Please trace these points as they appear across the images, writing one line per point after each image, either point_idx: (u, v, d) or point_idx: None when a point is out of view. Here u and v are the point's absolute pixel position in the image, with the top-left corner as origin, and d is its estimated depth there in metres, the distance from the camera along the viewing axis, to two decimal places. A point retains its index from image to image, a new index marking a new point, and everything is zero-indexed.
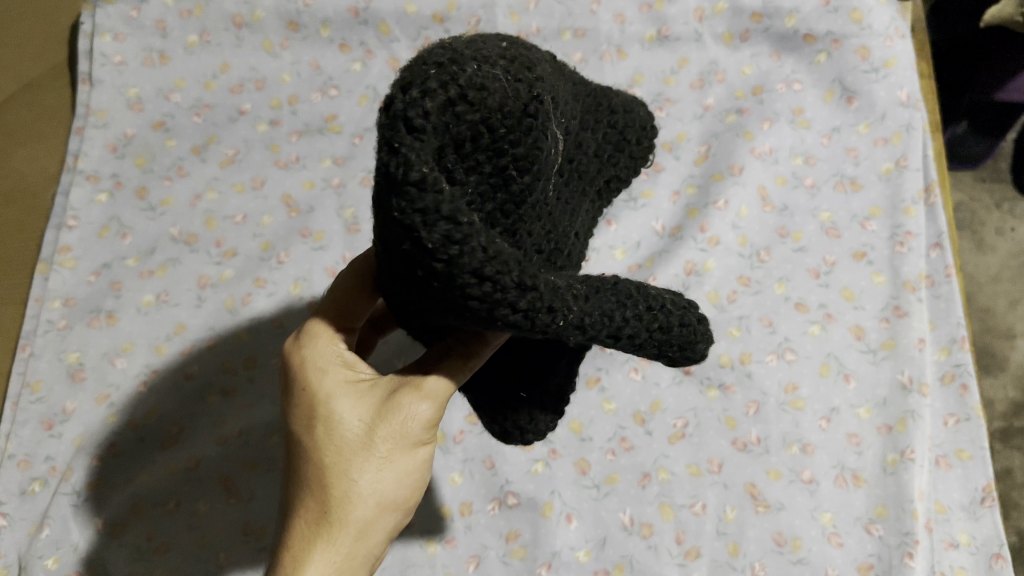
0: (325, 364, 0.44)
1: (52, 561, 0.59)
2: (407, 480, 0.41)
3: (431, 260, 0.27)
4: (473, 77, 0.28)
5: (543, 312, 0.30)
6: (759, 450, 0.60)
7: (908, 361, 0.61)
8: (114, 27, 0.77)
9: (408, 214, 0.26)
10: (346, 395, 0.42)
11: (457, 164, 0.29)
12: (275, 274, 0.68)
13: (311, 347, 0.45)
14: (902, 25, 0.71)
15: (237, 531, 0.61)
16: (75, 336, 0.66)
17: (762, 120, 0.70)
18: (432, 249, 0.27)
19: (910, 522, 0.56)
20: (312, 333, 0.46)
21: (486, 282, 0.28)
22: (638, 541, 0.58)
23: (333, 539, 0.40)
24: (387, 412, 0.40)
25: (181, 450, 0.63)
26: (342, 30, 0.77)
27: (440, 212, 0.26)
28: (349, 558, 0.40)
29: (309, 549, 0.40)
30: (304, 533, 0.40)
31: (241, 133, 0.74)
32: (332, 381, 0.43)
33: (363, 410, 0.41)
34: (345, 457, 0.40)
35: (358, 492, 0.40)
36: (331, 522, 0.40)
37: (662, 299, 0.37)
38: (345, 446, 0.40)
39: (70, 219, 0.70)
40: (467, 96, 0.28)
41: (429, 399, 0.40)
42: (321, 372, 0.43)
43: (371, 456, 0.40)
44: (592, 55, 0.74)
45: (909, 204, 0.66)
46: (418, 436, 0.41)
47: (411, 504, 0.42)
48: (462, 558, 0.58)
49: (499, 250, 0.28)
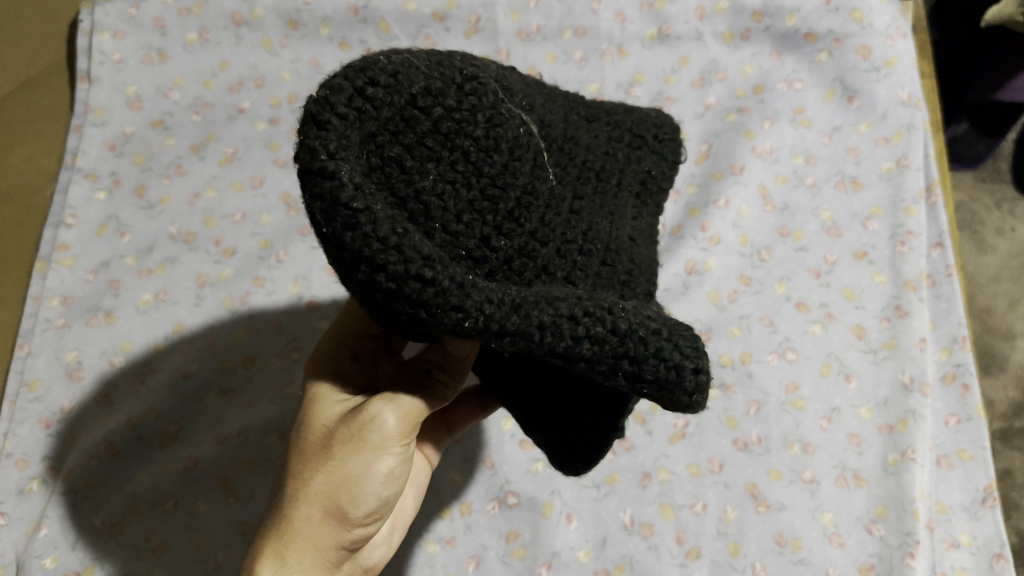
0: (322, 368, 0.46)
1: (50, 561, 0.59)
2: (357, 491, 0.41)
3: (330, 247, 0.30)
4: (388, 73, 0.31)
5: (444, 310, 0.30)
6: (760, 450, 0.59)
7: (909, 361, 0.60)
8: (113, 24, 0.77)
9: (312, 201, 0.29)
10: (327, 399, 0.44)
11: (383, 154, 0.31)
12: (274, 273, 0.68)
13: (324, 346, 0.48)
14: (902, 24, 0.71)
15: (235, 531, 0.60)
16: (73, 335, 0.66)
17: (762, 119, 0.70)
18: (327, 236, 0.29)
19: (911, 523, 0.56)
20: (326, 339, 0.48)
21: (381, 272, 0.29)
22: (639, 541, 0.57)
23: (278, 535, 0.40)
24: (349, 418, 0.41)
25: (178, 450, 0.63)
26: (341, 28, 0.77)
27: (333, 199, 0.29)
28: (297, 564, 0.40)
29: (263, 538, 0.41)
30: (264, 522, 0.42)
31: (240, 131, 0.74)
32: (321, 381, 0.45)
33: (335, 413, 0.42)
34: (310, 458, 0.41)
35: (305, 492, 0.40)
36: (286, 522, 0.40)
37: (653, 328, 0.33)
38: (309, 444, 0.42)
39: (68, 217, 0.70)
40: (378, 89, 0.30)
41: (388, 409, 0.40)
42: (318, 372, 0.46)
43: (327, 460, 0.41)
44: (593, 53, 0.74)
45: (910, 204, 0.66)
46: (376, 446, 0.40)
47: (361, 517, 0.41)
48: (462, 558, 0.58)
49: (399, 242, 0.29)
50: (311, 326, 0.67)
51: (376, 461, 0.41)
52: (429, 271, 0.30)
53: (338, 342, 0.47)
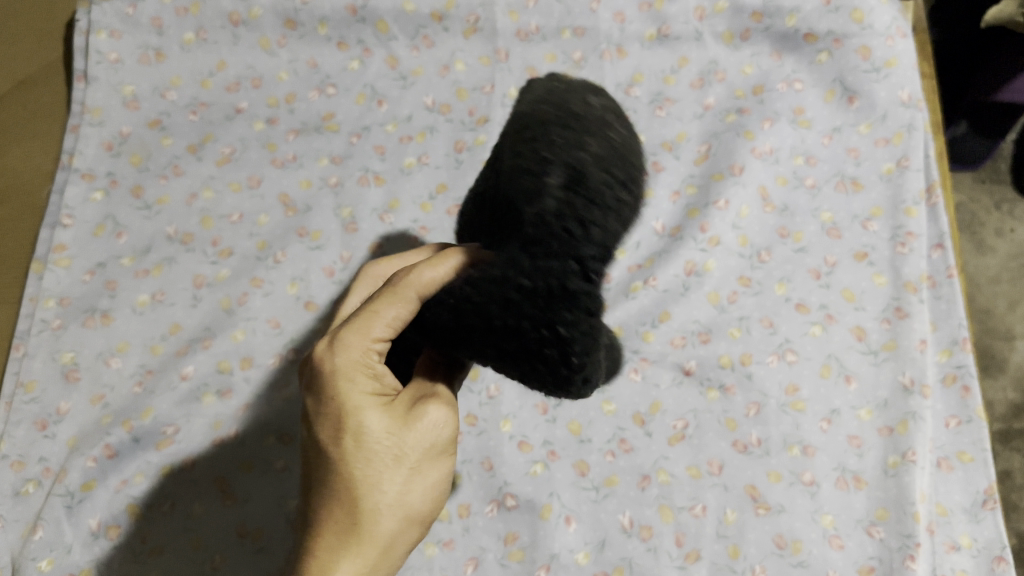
0: (353, 374, 0.41)
1: (46, 563, 0.59)
2: (431, 492, 0.42)
3: (551, 345, 0.38)
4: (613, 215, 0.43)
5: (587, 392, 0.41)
6: (759, 452, 0.59)
7: (910, 362, 0.60)
8: (110, 24, 0.76)
9: (567, 306, 0.38)
10: (375, 409, 0.41)
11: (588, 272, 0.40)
12: (272, 274, 0.68)
13: (347, 356, 0.41)
14: (903, 24, 0.70)
15: (232, 533, 0.60)
16: (69, 336, 0.66)
17: (762, 119, 0.70)
18: (567, 336, 0.38)
19: (911, 525, 0.55)
20: (344, 340, 0.41)
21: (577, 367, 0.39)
22: (638, 544, 0.57)
23: (361, 550, 0.40)
24: (423, 429, 0.41)
25: (175, 451, 0.62)
26: (340, 28, 0.76)
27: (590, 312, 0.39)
28: (373, 571, 0.40)
29: (337, 560, 0.39)
30: (331, 545, 0.40)
31: (238, 131, 0.73)
32: (360, 393, 0.41)
33: (392, 424, 0.41)
34: (379, 470, 0.40)
35: (386, 505, 0.40)
36: (361, 534, 0.40)
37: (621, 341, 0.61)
38: (376, 459, 0.40)
39: (65, 218, 0.70)
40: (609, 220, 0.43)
41: (452, 416, 0.42)
42: (353, 385, 0.41)
43: (403, 470, 0.40)
44: (592, 54, 0.74)
45: (910, 205, 0.65)
46: (444, 449, 0.42)
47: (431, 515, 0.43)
48: (461, 560, 0.57)
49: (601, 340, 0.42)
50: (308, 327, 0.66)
51: (442, 463, 0.42)
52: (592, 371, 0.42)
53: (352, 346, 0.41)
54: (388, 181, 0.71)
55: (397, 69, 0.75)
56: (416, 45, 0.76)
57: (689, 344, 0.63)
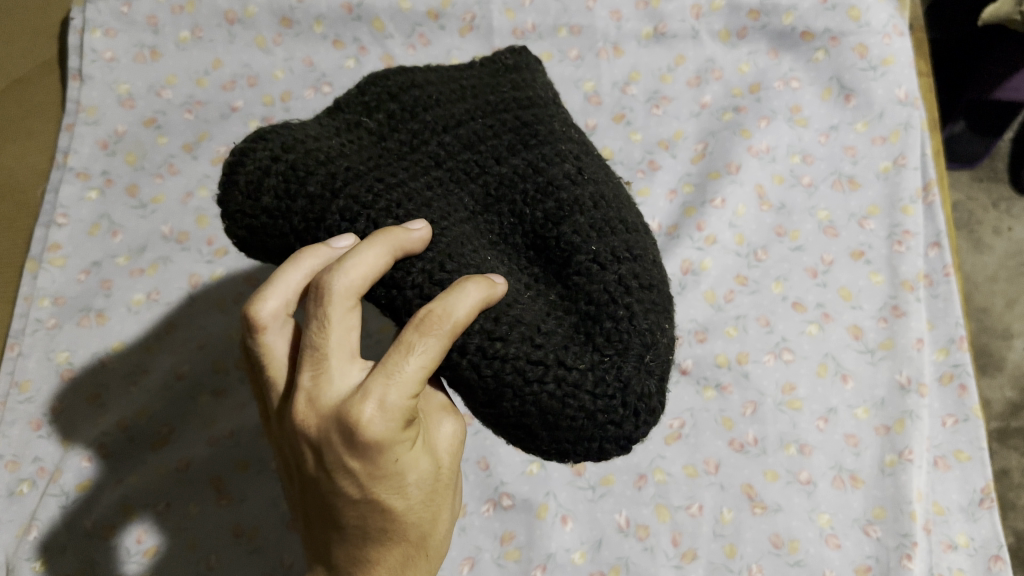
0: (404, 430, 0.36)
1: (41, 563, 0.59)
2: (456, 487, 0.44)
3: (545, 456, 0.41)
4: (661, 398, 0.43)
5: None
6: (756, 451, 0.59)
7: (907, 361, 0.60)
8: (105, 22, 0.76)
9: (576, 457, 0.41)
10: (426, 453, 0.39)
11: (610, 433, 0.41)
12: (267, 273, 0.67)
13: (402, 422, 0.36)
14: (899, 23, 0.71)
15: (228, 533, 0.60)
16: (65, 335, 0.65)
17: (759, 118, 0.70)
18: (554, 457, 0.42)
19: (908, 524, 0.55)
20: (395, 403, 0.35)
21: None
22: (634, 543, 0.57)
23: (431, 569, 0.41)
24: (455, 448, 0.41)
25: (171, 451, 0.62)
26: (336, 26, 0.76)
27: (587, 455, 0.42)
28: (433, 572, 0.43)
29: None
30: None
31: (233, 130, 0.73)
32: (412, 449, 0.37)
33: (439, 455, 0.40)
34: (435, 505, 0.39)
35: (446, 523, 0.42)
36: (428, 562, 0.41)
37: None
38: (440, 496, 0.40)
39: (60, 216, 0.69)
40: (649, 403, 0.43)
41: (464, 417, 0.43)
42: (408, 446, 0.37)
43: (450, 494, 0.41)
44: (588, 52, 0.74)
45: (907, 203, 0.65)
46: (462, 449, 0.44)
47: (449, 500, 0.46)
48: (456, 560, 0.57)
49: None
50: None
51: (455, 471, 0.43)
52: None
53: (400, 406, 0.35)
54: None
55: (393, 68, 0.75)
56: (412, 43, 0.75)
57: (686, 342, 0.63)
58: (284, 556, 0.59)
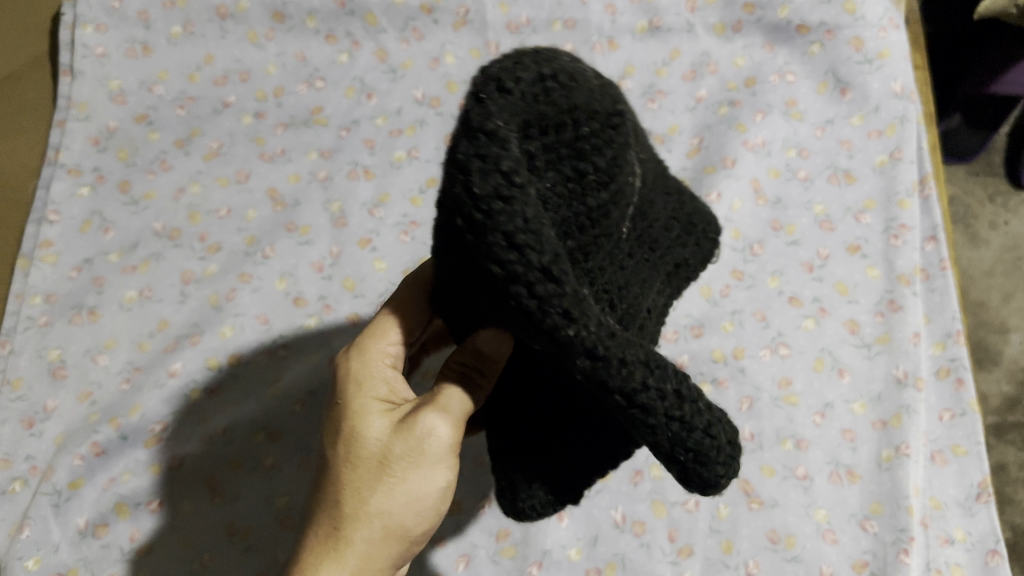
0: (367, 379, 0.45)
1: (33, 562, 0.58)
2: (416, 506, 0.42)
3: (471, 209, 0.27)
4: (566, 68, 0.31)
5: (557, 314, 0.28)
6: (752, 446, 0.59)
7: (903, 355, 0.60)
8: (96, 17, 0.75)
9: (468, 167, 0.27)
10: (374, 413, 0.43)
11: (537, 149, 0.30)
12: (260, 269, 0.67)
13: (357, 359, 0.46)
14: (895, 16, 0.70)
15: (221, 531, 0.59)
16: (56, 333, 0.65)
17: (754, 111, 0.69)
18: (478, 195, 0.27)
19: (905, 519, 0.55)
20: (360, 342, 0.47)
21: (515, 251, 0.27)
22: (631, 539, 0.57)
23: (340, 557, 0.41)
24: (409, 435, 0.42)
25: (163, 449, 0.61)
26: (328, 20, 0.75)
27: (498, 164, 0.27)
28: None
29: (316, 564, 0.41)
30: (315, 546, 0.42)
31: (226, 125, 0.73)
32: (363, 397, 0.44)
33: (383, 429, 0.43)
34: (355, 470, 0.42)
35: (368, 513, 0.41)
36: (339, 540, 0.41)
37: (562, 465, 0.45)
38: (363, 464, 0.42)
39: (51, 213, 0.69)
40: (557, 78, 0.30)
41: (448, 426, 0.42)
42: (358, 387, 0.45)
43: (384, 478, 0.41)
44: (583, 46, 0.73)
45: (903, 197, 0.65)
46: (435, 459, 0.42)
47: (419, 532, 0.43)
48: (452, 558, 0.57)
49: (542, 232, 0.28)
50: (297, 323, 0.65)
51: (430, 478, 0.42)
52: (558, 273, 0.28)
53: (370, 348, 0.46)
54: (377, 175, 0.70)
55: (387, 62, 0.74)
56: (405, 38, 0.75)
57: (681, 337, 0.62)
58: (278, 555, 0.58)
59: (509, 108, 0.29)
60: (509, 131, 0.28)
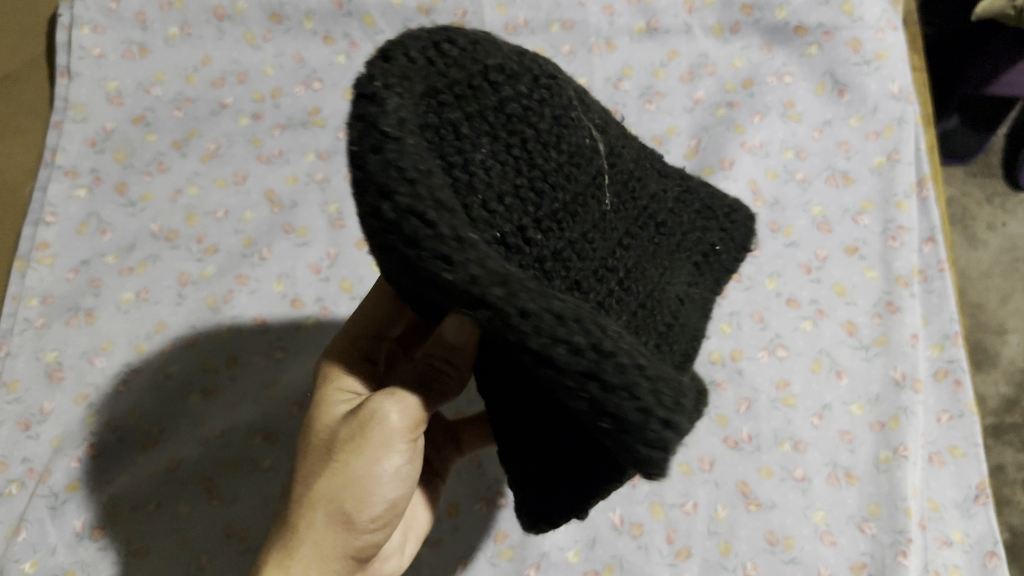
0: (338, 373, 0.49)
1: (29, 565, 0.57)
2: (357, 492, 0.42)
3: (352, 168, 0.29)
4: (464, 41, 0.33)
5: (434, 260, 0.28)
6: (750, 448, 0.59)
7: (901, 357, 0.60)
8: (93, 19, 0.75)
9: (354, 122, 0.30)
10: (337, 402, 0.46)
11: (438, 113, 0.32)
12: (257, 271, 0.67)
13: (331, 354, 0.50)
14: (893, 17, 0.70)
15: (219, 533, 0.59)
16: (53, 335, 0.65)
17: (752, 113, 0.69)
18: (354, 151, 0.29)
19: (903, 521, 0.55)
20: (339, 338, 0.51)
21: (392, 200, 0.28)
22: (629, 541, 0.56)
23: (285, 541, 0.42)
24: (353, 419, 0.43)
25: (161, 451, 0.61)
26: (326, 22, 0.75)
27: (376, 121, 0.29)
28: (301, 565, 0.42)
29: (270, 547, 0.43)
30: (274, 530, 0.44)
31: (223, 127, 0.72)
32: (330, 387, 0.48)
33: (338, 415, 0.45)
34: (310, 456, 0.44)
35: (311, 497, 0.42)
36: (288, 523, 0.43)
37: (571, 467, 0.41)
38: (316, 448, 0.44)
39: (48, 215, 0.69)
40: (448, 47, 0.33)
41: (390, 412, 0.42)
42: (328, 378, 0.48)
43: (328, 461, 0.43)
44: (581, 47, 0.73)
45: (901, 198, 0.65)
46: (376, 443, 0.42)
47: (363, 523, 0.43)
48: (450, 560, 0.57)
49: (423, 181, 0.28)
50: (295, 325, 0.65)
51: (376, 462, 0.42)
52: (438, 213, 0.28)
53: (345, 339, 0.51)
54: None
55: None
56: None
57: None
58: None
59: (398, 74, 0.31)
60: (389, 93, 0.30)
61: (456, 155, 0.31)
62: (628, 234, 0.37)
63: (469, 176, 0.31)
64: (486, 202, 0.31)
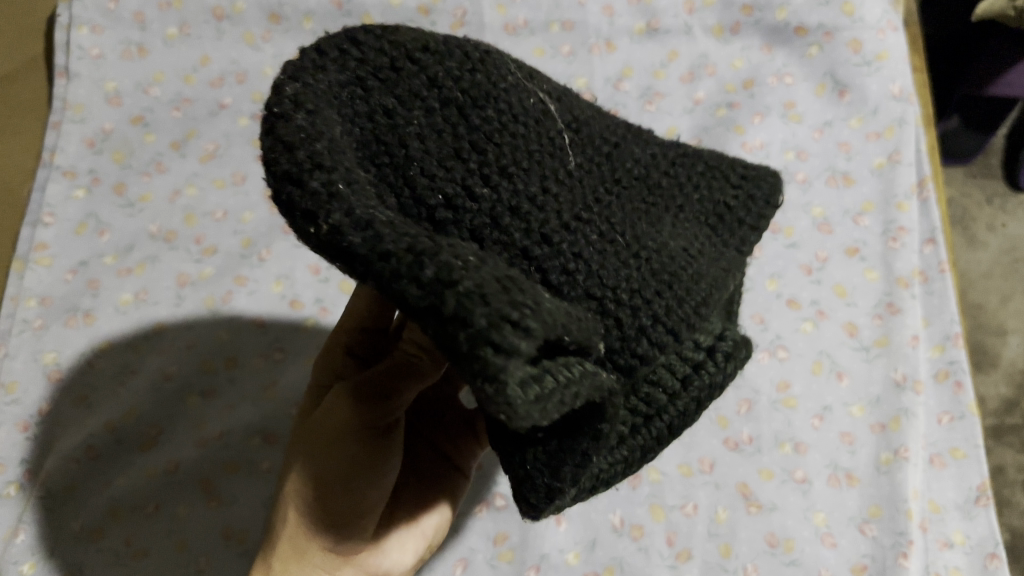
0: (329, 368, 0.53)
1: (27, 566, 0.57)
2: (324, 485, 0.45)
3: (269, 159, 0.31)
4: (384, 28, 0.34)
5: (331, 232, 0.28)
6: (751, 450, 0.58)
7: (902, 358, 0.60)
8: (91, 19, 0.75)
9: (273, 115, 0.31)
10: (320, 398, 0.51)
11: (358, 99, 0.32)
12: (256, 272, 0.66)
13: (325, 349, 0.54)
14: (894, 18, 0.70)
15: (217, 534, 0.59)
16: (51, 335, 0.64)
17: (753, 114, 0.69)
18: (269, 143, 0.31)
19: (904, 522, 0.55)
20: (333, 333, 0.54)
21: (295, 184, 0.29)
22: (629, 543, 0.56)
23: (277, 528, 0.47)
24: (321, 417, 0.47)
25: (159, 453, 0.61)
26: (325, 22, 0.75)
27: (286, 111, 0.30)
28: (291, 549, 0.45)
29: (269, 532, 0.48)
30: (274, 517, 0.49)
31: (222, 127, 0.72)
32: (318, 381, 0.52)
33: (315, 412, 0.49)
34: (295, 449, 0.49)
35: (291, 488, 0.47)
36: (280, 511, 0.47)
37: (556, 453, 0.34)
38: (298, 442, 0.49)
39: (46, 216, 0.68)
40: (366, 34, 0.33)
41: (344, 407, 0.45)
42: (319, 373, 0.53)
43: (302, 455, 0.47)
44: (581, 47, 0.73)
45: (902, 199, 0.65)
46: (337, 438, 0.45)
47: (335, 514, 0.45)
48: (449, 562, 0.56)
49: (324, 159, 0.29)
50: (294, 326, 0.65)
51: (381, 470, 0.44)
52: (334, 190, 0.29)
53: (337, 332, 0.53)
54: None
55: None
56: None
57: None
58: None
59: (316, 68, 0.32)
60: (302, 85, 0.31)
61: (386, 132, 0.32)
62: (589, 198, 0.35)
63: (393, 157, 0.32)
64: (410, 176, 0.32)
